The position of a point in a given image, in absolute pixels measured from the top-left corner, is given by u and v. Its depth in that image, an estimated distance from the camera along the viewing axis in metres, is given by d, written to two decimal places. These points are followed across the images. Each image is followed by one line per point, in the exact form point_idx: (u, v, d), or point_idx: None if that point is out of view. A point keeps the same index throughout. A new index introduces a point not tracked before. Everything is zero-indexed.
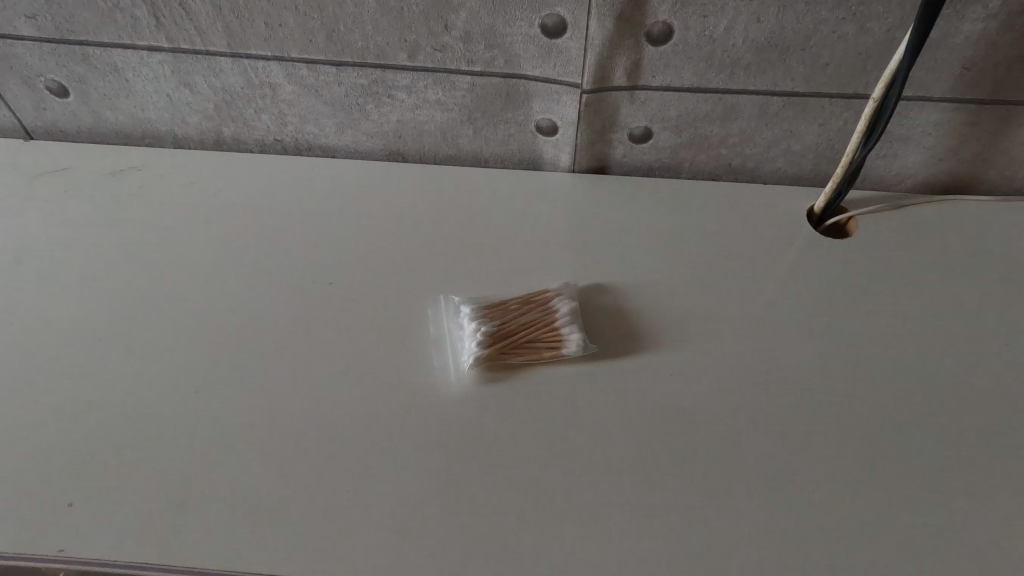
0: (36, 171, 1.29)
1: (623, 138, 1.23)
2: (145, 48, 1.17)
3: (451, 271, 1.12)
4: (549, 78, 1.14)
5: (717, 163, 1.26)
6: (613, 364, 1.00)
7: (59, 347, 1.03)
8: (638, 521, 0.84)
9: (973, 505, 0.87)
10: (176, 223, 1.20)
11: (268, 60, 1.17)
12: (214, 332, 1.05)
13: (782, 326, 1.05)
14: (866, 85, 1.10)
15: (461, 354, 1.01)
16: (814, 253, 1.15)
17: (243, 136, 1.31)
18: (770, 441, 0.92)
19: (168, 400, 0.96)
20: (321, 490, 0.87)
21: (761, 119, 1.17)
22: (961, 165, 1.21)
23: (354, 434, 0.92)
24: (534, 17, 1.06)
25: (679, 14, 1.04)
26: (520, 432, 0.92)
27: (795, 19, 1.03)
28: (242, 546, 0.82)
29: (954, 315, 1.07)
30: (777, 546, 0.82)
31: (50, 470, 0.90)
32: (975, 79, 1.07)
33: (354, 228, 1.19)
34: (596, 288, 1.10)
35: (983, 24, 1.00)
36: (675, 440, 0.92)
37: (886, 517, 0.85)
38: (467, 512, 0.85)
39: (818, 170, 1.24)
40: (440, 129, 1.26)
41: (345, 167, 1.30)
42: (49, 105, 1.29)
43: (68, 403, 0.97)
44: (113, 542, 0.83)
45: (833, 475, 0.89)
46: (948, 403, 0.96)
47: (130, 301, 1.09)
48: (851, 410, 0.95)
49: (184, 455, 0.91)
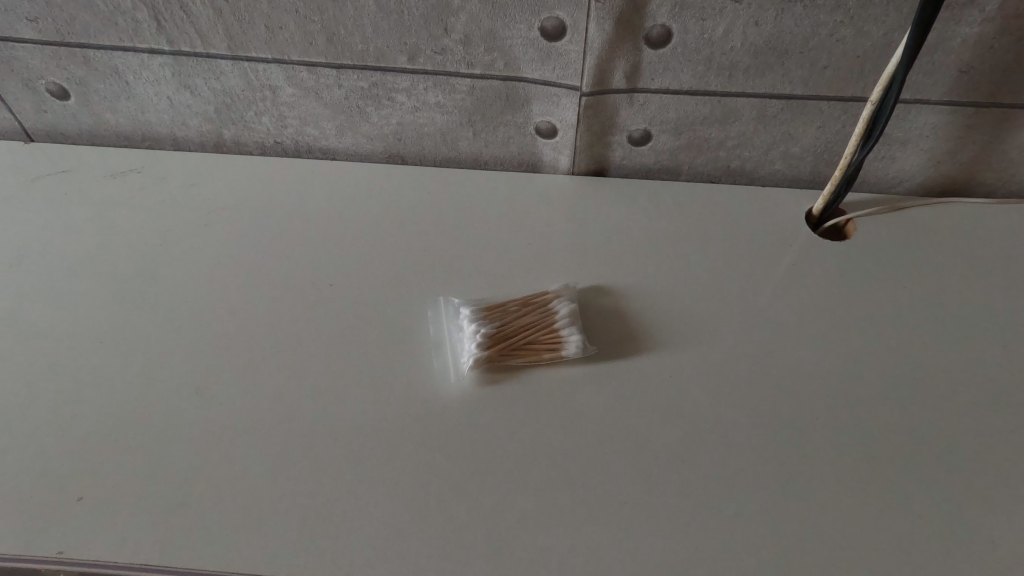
0: (37, 173, 1.29)
1: (622, 140, 1.23)
2: (146, 50, 1.18)
3: (451, 273, 1.13)
4: (548, 81, 1.15)
5: (716, 165, 1.26)
6: (612, 366, 1.01)
7: (60, 348, 1.04)
8: (637, 522, 0.85)
9: (971, 506, 0.87)
10: (176, 226, 1.20)
11: (268, 62, 1.17)
12: (214, 334, 1.05)
13: (781, 328, 1.05)
14: (864, 88, 1.10)
15: (461, 355, 1.01)
16: (813, 255, 1.15)
17: (244, 139, 1.32)
18: (769, 442, 0.92)
19: (168, 402, 0.97)
20: (322, 491, 0.87)
21: (760, 121, 1.17)
22: (959, 168, 1.21)
23: (354, 436, 0.93)
24: (533, 20, 1.07)
25: (678, 17, 1.04)
26: (520, 433, 0.93)
27: (794, 22, 1.03)
28: (243, 547, 0.83)
29: (952, 317, 1.07)
30: (775, 547, 0.83)
31: (50, 472, 0.90)
32: (973, 82, 1.08)
33: (355, 229, 1.19)
34: (596, 290, 1.11)
35: (980, 27, 1.01)
36: (674, 441, 0.92)
37: (884, 518, 0.86)
38: (467, 513, 0.85)
39: (817, 172, 1.25)
40: (439, 131, 1.26)
41: (346, 169, 1.31)
42: (50, 107, 1.29)
43: (69, 404, 0.97)
44: (114, 544, 0.83)
45: (830, 477, 0.89)
46: (946, 405, 0.97)
47: (130, 302, 1.09)
48: (849, 412, 0.96)
49: (185, 457, 0.91)
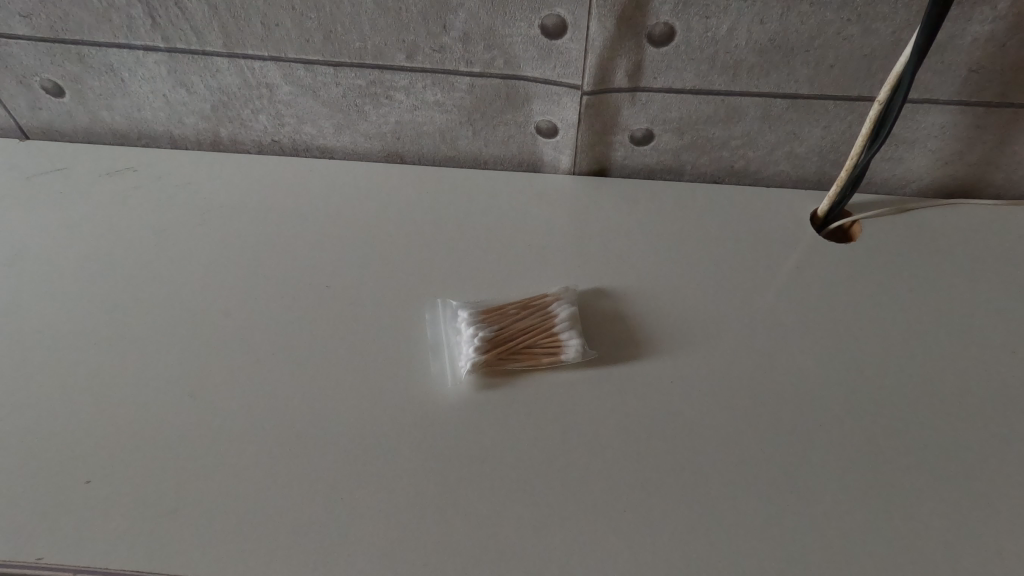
0: (31, 171, 1.27)
1: (624, 140, 1.21)
2: (141, 47, 1.16)
3: (450, 275, 1.11)
4: (549, 79, 1.13)
5: (719, 166, 1.24)
6: (613, 371, 0.99)
7: (55, 348, 1.02)
8: (636, 529, 0.83)
9: (979, 514, 0.85)
10: (172, 225, 1.19)
11: (265, 60, 1.16)
12: (208, 336, 1.03)
13: (785, 332, 1.03)
14: (870, 88, 1.08)
15: (459, 358, 0.99)
16: (818, 258, 1.13)
17: (240, 137, 1.30)
18: (771, 448, 0.90)
19: (160, 404, 0.95)
20: (316, 495, 0.85)
21: (764, 121, 1.15)
22: (967, 168, 1.19)
23: (349, 440, 0.91)
24: (533, 17, 1.05)
25: (681, 15, 1.02)
26: (519, 438, 0.91)
27: (799, 20, 1.01)
28: (233, 552, 0.81)
29: (960, 321, 1.05)
30: (778, 556, 0.81)
31: (38, 476, 0.88)
32: (982, 81, 1.05)
33: (352, 229, 1.17)
34: (596, 293, 1.09)
35: (991, 26, 0.99)
36: (675, 448, 0.90)
37: (889, 526, 0.84)
38: (464, 519, 0.83)
39: (822, 172, 1.22)
40: (438, 130, 1.24)
41: (344, 168, 1.29)
42: (45, 105, 1.28)
43: (60, 407, 0.95)
44: (103, 548, 0.82)
45: (834, 484, 0.87)
46: (953, 411, 0.95)
47: (124, 303, 1.08)
48: (854, 416, 0.94)
49: (175, 461, 0.89)
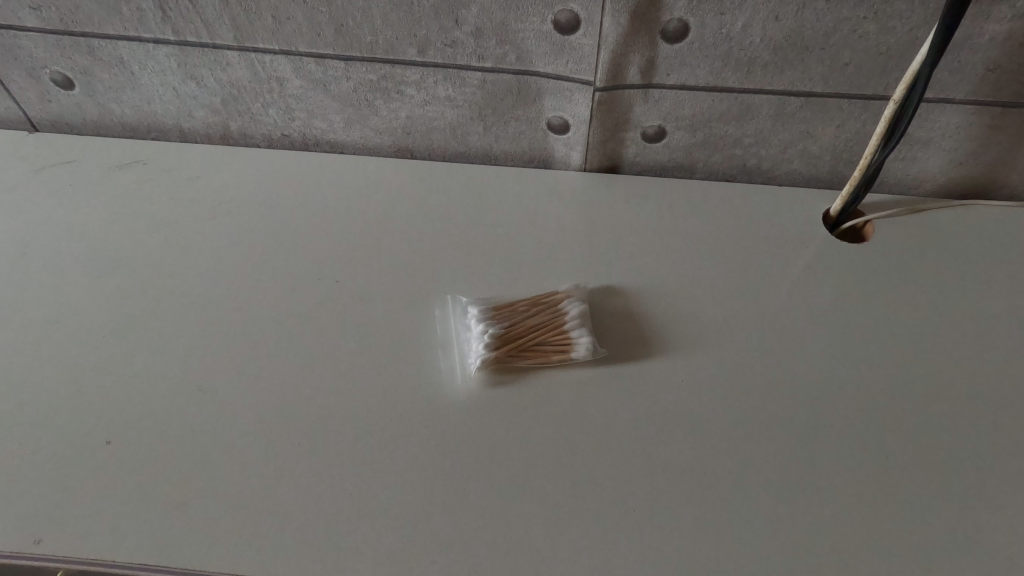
0: (43, 163, 1.27)
1: (636, 136, 1.20)
2: (151, 40, 1.16)
3: (459, 273, 1.10)
4: (561, 75, 1.12)
5: (731, 163, 1.23)
6: (622, 370, 0.98)
7: (65, 339, 1.02)
8: (645, 528, 0.82)
9: (989, 516, 0.84)
10: (182, 218, 1.18)
11: (275, 54, 1.15)
12: (216, 330, 1.03)
13: (797, 334, 1.02)
14: (886, 86, 1.07)
15: (468, 355, 0.99)
16: (829, 257, 1.12)
17: (251, 131, 1.30)
18: (781, 448, 0.90)
19: (168, 398, 0.95)
20: (324, 491, 0.85)
21: (777, 119, 1.14)
22: (982, 169, 1.18)
23: (356, 436, 0.90)
24: (546, 13, 1.04)
25: (695, 11, 1.01)
26: (527, 436, 0.90)
27: (815, 18, 1.00)
28: (240, 546, 0.81)
29: (972, 324, 1.04)
30: (788, 555, 0.80)
31: (45, 469, 0.88)
32: (999, 80, 1.04)
33: (361, 225, 1.17)
34: (606, 290, 1.08)
35: (1009, 24, 0.98)
36: (686, 448, 0.89)
37: (897, 526, 0.83)
38: (471, 515, 0.83)
39: (835, 171, 1.21)
40: (450, 126, 1.24)
41: (355, 163, 1.28)
42: (54, 96, 1.27)
43: (67, 400, 0.95)
44: (110, 542, 0.81)
45: (844, 484, 0.87)
46: (965, 413, 0.94)
47: (133, 296, 1.07)
48: (867, 418, 0.93)
49: (182, 455, 0.89)
